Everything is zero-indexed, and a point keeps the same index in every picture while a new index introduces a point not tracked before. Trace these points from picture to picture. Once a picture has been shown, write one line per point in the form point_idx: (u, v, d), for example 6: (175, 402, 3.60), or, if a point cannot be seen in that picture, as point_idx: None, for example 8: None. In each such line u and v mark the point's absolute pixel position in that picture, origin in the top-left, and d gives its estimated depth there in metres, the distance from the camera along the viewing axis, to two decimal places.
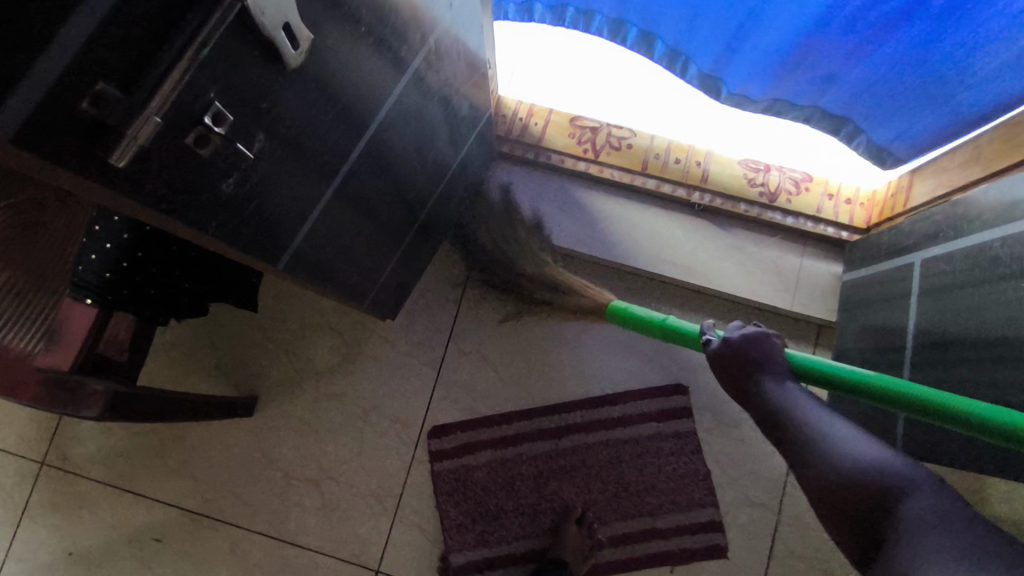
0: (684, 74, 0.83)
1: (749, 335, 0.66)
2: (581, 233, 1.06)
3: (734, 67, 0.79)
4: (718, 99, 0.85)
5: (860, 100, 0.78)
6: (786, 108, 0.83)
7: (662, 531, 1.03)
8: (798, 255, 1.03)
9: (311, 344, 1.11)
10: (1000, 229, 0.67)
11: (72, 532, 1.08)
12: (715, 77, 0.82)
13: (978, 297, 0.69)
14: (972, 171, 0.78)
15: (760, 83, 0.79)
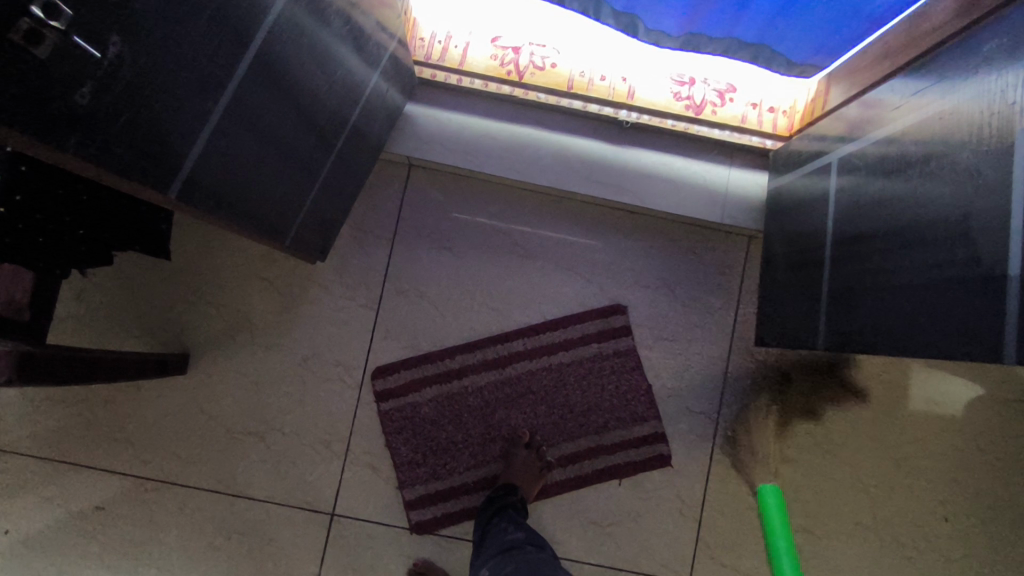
0: (598, 15, 0.81)
1: None
2: (510, 161, 1.04)
3: (648, 3, 0.77)
4: (637, 37, 0.84)
5: (774, 25, 0.77)
6: (704, 43, 0.82)
7: (609, 446, 1.06)
8: (726, 166, 1.05)
9: (241, 296, 1.07)
10: (900, 122, 0.70)
11: (6, 512, 1.03)
12: (630, 15, 0.80)
13: (887, 187, 0.71)
14: (878, 72, 0.77)
15: (675, 18, 0.79)
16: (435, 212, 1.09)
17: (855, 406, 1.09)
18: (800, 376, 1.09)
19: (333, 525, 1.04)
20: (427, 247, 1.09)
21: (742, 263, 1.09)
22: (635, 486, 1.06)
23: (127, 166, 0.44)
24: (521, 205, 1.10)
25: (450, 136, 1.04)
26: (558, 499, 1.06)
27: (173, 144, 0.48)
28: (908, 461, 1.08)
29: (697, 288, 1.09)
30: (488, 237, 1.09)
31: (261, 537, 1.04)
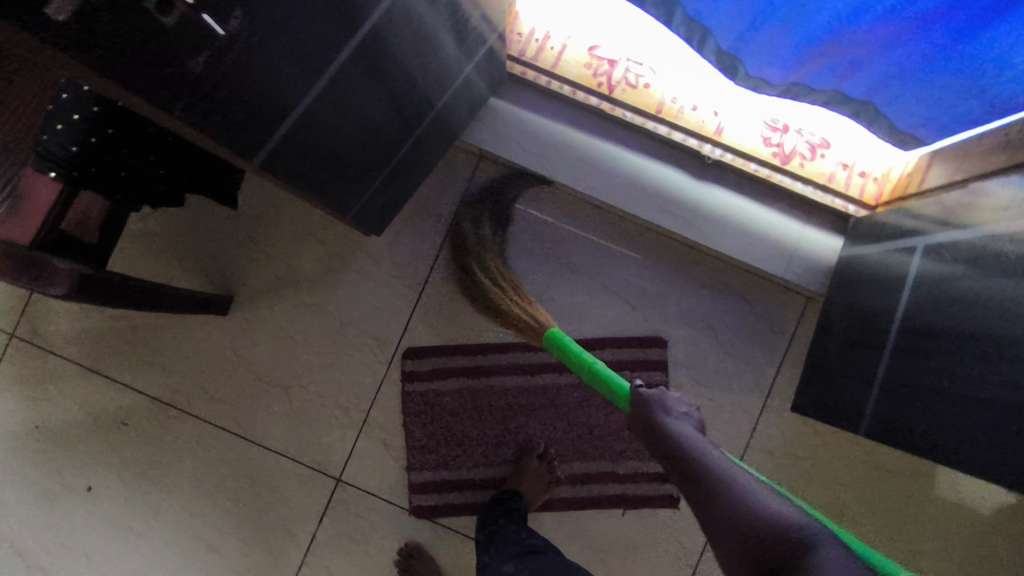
0: (701, 48, 0.75)
1: (663, 398, 0.62)
2: (582, 174, 1.02)
3: (756, 48, 0.72)
4: (732, 79, 0.78)
5: (886, 86, 0.72)
6: (803, 93, 0.77)
7: (619, 476, 1.05)
8: (801, 223, 1.01)
9: (293, 250, 1.08)
10: (1004, 224, 0.65)
11: (40, 407, 1.08)
12: (733, 56, 0.75)
13: (972, 288, 0.67)
14: (986, 165, 0.73)
15: (782, 68, 0.74)
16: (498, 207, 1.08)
17: (881, 493, 1.05)
18: (829, 449, 1.06)
19: (337, 491, 1.06)
20: (481, 240, 1.08)
21: (795, 323, 1.06)
22: (638, 521, 1.05)
23: (220, 133, 0.45)
24: (582, 218, 1.08)
25: (527, 135, 1.03)
26: (558, 515, 1.06)
27: (269, 118, 0.48)
28: (924, 562, 1.03)
29: (742, 338, 1.06)
30: (543, 242, 1.08)
31: (267, 485, 1.07)
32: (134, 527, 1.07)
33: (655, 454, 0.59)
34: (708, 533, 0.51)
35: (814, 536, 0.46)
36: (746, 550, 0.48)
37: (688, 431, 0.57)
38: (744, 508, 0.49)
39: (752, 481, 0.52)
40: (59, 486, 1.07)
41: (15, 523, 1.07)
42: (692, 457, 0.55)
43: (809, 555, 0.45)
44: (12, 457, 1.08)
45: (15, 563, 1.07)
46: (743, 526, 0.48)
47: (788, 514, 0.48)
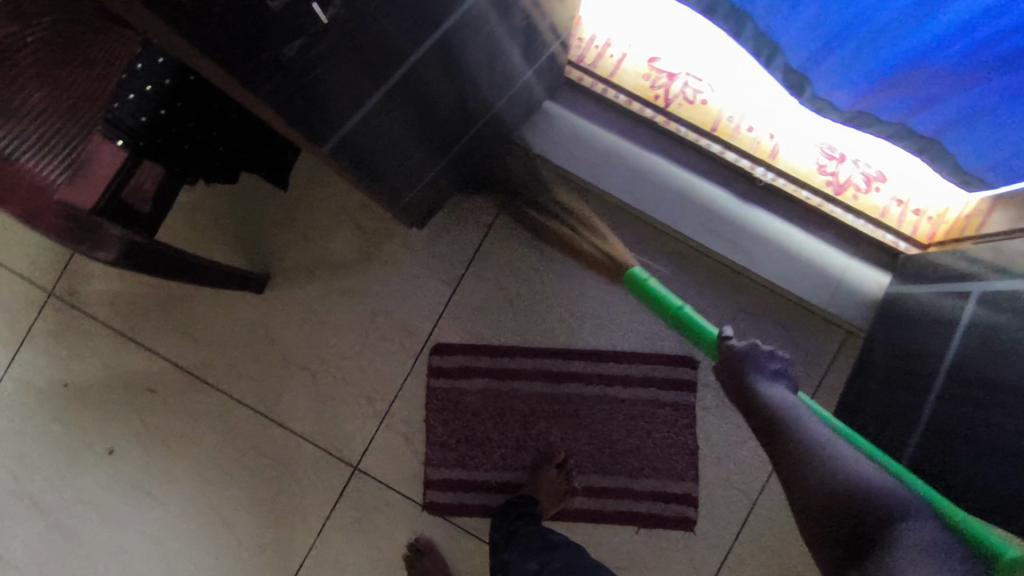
0: (767, 63, 0.71)
1: (757, 352, 0.72)
2: (629, 184, 1.01)
3: (828, 69, 0.67)
4: (796, 98, 0.74)
5: (960, 125, 0.67)
6: (868, 123, 0.73)
7: (637, 493, 1.04)
8: (848, 255, 0.99)
9: (332, 235, 1.08)
10: None
11: (71, 366, 1.09)
12: (802, 75, 0.70)
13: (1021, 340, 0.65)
14: None
15: (851, 93, 0.69)
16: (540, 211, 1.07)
17: None
18: None
19: (353, 478, 1.06)
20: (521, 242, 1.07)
21: (830, 357, 1.04)
22: (651, 540, 1.04)
23: (297, 119, 0.45)
24: (624, 229, 1.07)
25: (578, 142, 1.02)
26: (571, 526, 1.05)
27: (343, 106, 0.48)
28: None
29: None
30: (583, 250, 1.07)
31: (286, 465, 1.07)
32: (151, 493, 1.08)
33: (744, 411, 0.70)
34: (798, 497, 0.63)
35: (908, 508, 0.60)
36: (845, 518, 0.60)
37: (767, 370, 0.71)
38: (850, 485, 0.61)
39: (856, 462, 0.64)
40: (83, 445, 1.09)
41: (37, 476, 1.09)
42: (785, 424, 0.66)
43: (905, 525, 0.58)
44: (40, 412, 1.09)
45: (34, 516, 1.08)
46: (849, 494, 0.61)
47: (890, 488, 0.61)
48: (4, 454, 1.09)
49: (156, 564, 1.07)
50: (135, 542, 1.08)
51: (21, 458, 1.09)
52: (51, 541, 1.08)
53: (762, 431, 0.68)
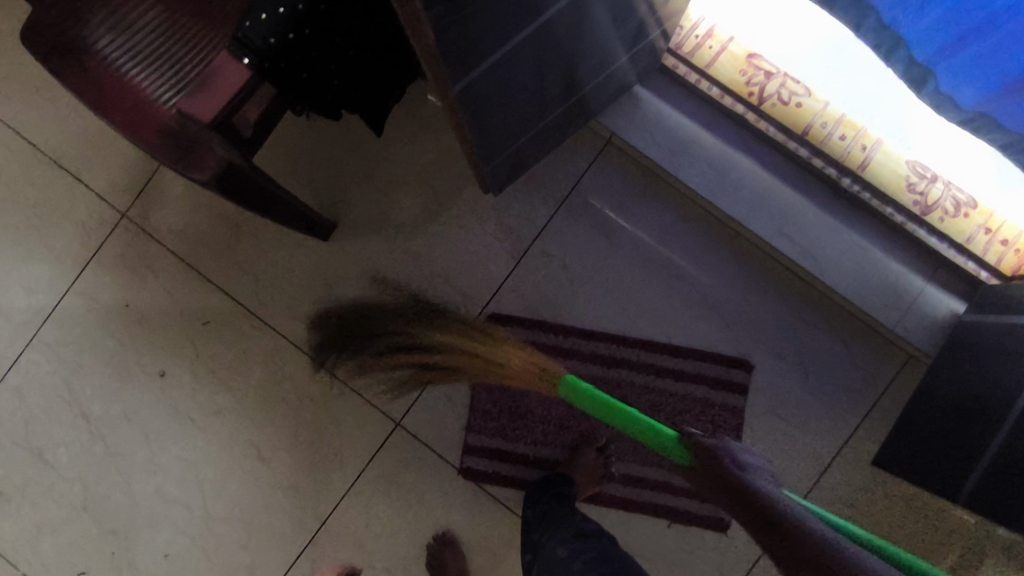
0: (886, 58, 0.69)
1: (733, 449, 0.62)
2: (710, 178, 0.99)
3: (955, 65, 0.64)
4: (915, 93, 0.71)
5: None
6: (988, 128, 0.70)
7: (674, 487, 1.04)
8: (923, 278, 0.97)
9: (404, 191, 1.09)
10: None
11: (133, 287, 1.11)
12: (926, 69, 0.67)
13: None
14: None
15: (979, 91, 0.66)
16: (614, 194, 1.06)
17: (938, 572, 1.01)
18: (894, 511, 1.02)
19: (394, 434, 1.07)
20: (590, 223, 1.06)
21: (888, 380, 1.02)
22: (682, 536, 1.04)
23: (451, 49, 0.46)
24: (695, 224, 1.05)
25: (664, 128, 1.00)
26: (605, 511, 1.05)
27: (486, 44, 0.49)
28: None
29: (832, 381, 1.03)
30: (652, 239, 1.05)
31: (330, 412, 1.08)
32: (194, 421, 1.09)
33: (744, 522, 0.47)
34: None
35: None
36: None
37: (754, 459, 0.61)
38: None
39: None
40: (135, 365, 1.10)
41: (88, 388, 1.10)
42: (799, 524, 0.44)
43: None
44: (98, 326, 1.11)
45: (79, 426, 1.10)
46: None
47: None
48: (58, 362, 1.11)
49: (191, 490, 1.09)
50: (173, 466, 1.09)
51: (74, 369, 1.10)
52: (92, 454, 1.10)
53: (771, 532, 0.44)
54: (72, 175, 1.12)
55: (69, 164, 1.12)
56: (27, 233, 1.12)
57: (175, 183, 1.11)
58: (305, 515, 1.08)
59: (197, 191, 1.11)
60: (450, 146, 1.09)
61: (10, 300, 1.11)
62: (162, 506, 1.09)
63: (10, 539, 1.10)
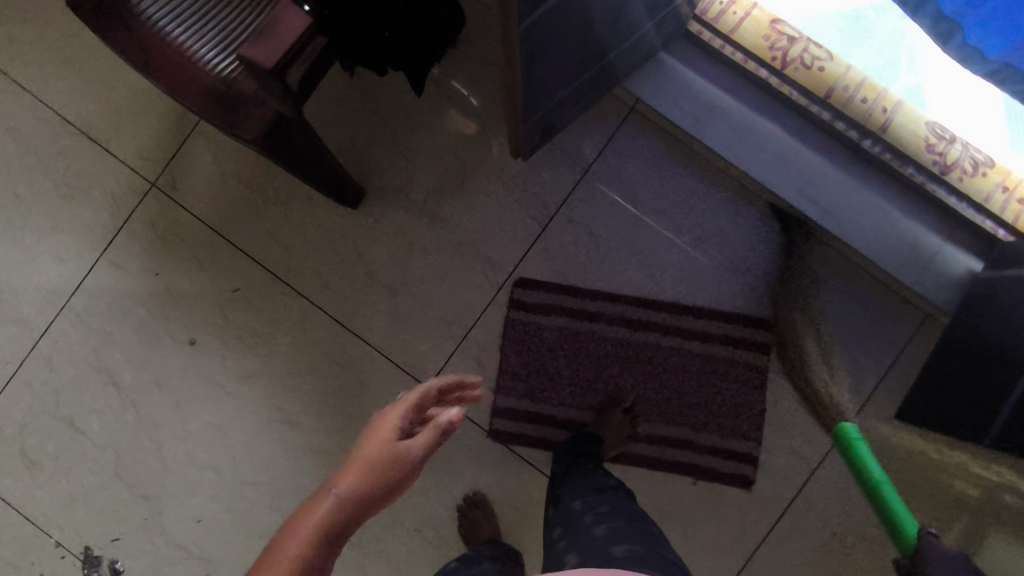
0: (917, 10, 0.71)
1: None
2: (733, 142, 1.02)
3: (983, 15, 0.66)
4: (942, 47, 0.73)
5: None
6: (1011, 79, 0.72)
7: (699, 446, 1.06)
8: (942, 237, 0.99)
9: (431, 157, 1.11)
10: None
11: (163, 255, 1.12)
12: (954, 21, 0.69)
13: None
14: None
15: (1005, 39, 0.68)
16: (639, 160, 1.08)
17: (955, 526, 1.04)
18: (914, 467, 1.05)
19: None
20: (614, 189, 1.08)
21: (907, 338, 1.05)
22: (706, 494, 1.06)
23: None
24: (717, 188, 1.07)
25: (688, 94, 1.03)
26: (630, 470, 1.07)
27: None
28: None
29: (852, 340, 1.06)
30: (676, 204, 1.08)
31: (359, 377, 1.10)
32: (224, 387, 1.11)
33: None
34: None
35: None
36: None
37: None
38: None
39: None
40: (164, 332, 1.11)
41: (118, 356, 1.12)
42: None
43: None
44: (127, 294, 1.12)
45: (110, 392, 1.11)
46: None
47: None
48: (88, 330, 1.12)
49: (221, 455, 1.10)
50: (204, 432, 1.10)
51: (104, 336, 1.12)
52: (123, 420, 1.11)
53: None
54: (99, 145, 1.13)
55: (96, 134, 1.13)
56: (57, 201, 1.13)
57: (202, 151, 1.12)
58: None
59: (224, 159, 1.12)
60: (475, 113, 1.10)
61: (41, 270, 1.13)
62: (193, 471, 1.10)
63: (43, 506, 1.11)
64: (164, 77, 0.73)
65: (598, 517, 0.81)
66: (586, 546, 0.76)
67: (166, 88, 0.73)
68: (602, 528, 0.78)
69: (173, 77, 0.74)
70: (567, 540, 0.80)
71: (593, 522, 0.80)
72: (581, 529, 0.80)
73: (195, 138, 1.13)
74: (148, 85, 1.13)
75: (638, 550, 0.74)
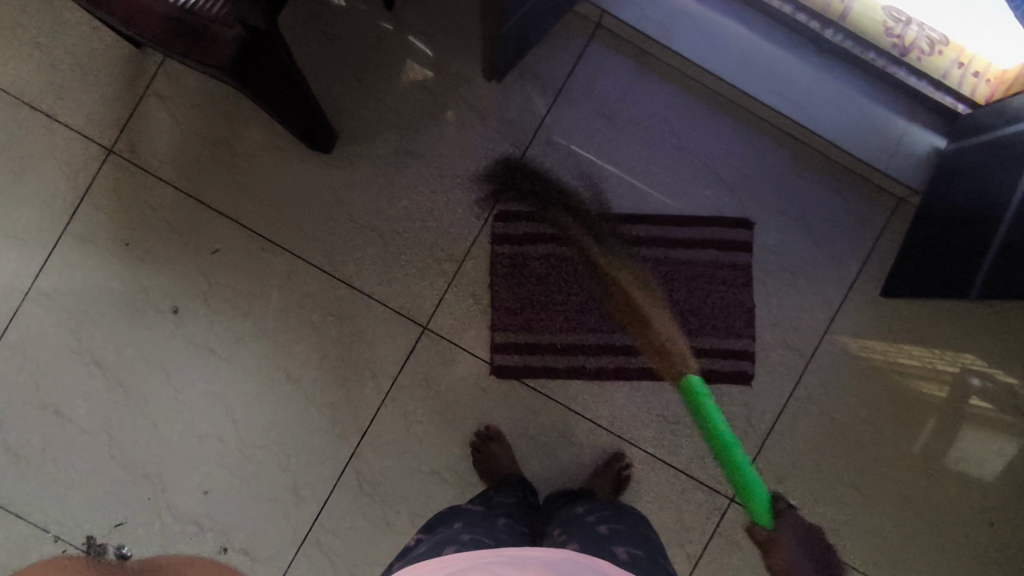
0: None
1: None
2: (700, 46, 1.03)
3: None
4: None
5: None
6: None
7: (696, 349, 1.08)
8: (907, 119, 1.04)
9: (399, 94, 1.09)
10: None
11: (132, 224, 1.07)
12: None
13: None
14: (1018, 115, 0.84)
15: None
16: (608, 77, 1.09)
17: (942, 394, 1.09)
18: (901, 347, 1.10)
19: (422, 338, 1.08)
20: (587, 109, 1.09)
21: (883, 224, 1.09)
22: (711, 395, 1.08)
23: None
24: (688, 96, 1.10)
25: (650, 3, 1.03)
26: (635, 384, 1.08)
27: None
28: (974, 462, 1.09)
29: (833, 231, 1.09)
30: (649, 117, 1.09)
31: (353, 325, 1.08)
32: (216, 352, 1.07)
33: None
34: None
35: None
36: None
37: None
38: None
39: None
40: (144, 302, 1.07)
41: (97, 334, 1.07)
42: None
43: None
44: (99, 269, 1.07)
45: (95, 373, 1.07)
46: None
47: None
48: (62, 311, 1.07)
49: (222, 422, 1.07)
50: (200, 401, 1.07)
51: (80, 315, 1.07)
52: (112, 400, 1.07)
53: None
54: (46, 116, 1.07)
55: (42, 105, 1.07)
56: (8, 178, 1.07)
57: (160, 112, 1.08)
58: (344, 430, 1.07)
59: (184, 118, 1.08)
60: (441, 45, 1.09)
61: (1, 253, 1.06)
62: (194, 443, 1.07)
63: (37, 501, 1.06)
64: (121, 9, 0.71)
65: (600, 519, 0.81)
66: (589, 539, 0.74)
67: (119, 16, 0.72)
68: (604, 527, 0.78)
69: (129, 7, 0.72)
70: (568, 533, 0.78)
71: (595, 522, 0.80)
72: (583, 526, 0.79)
73: (150, 99, 1.08)
74: (93, 49, 1.08)
75: (640, 552, 0.73)
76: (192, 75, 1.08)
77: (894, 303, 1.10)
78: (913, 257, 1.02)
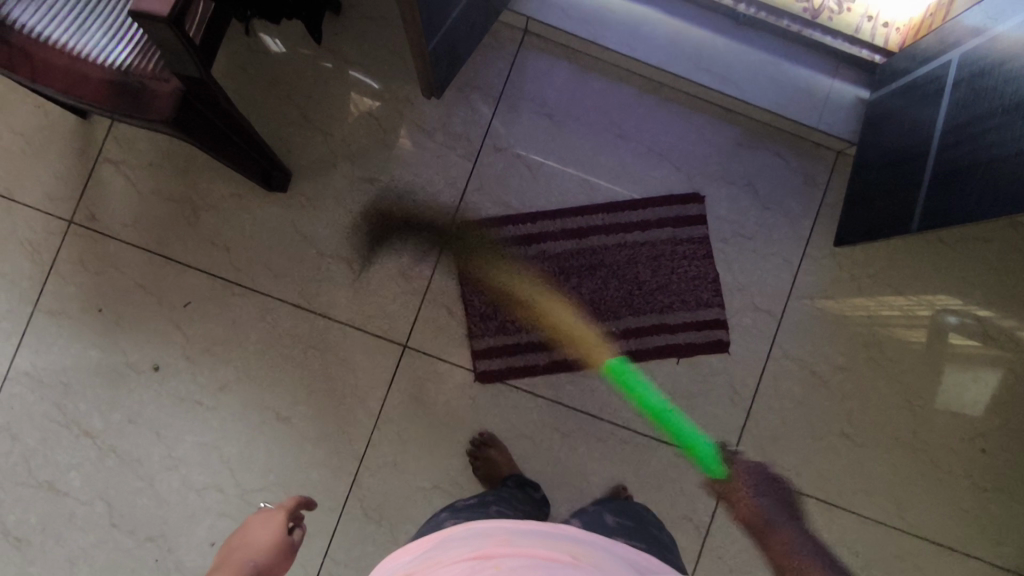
0: None
1: None
2: (626, 38, 1.09)
3: None
4: None
5: None
6: None
7: (670, 326, 1.11)
8: (830, 76, 1.09)
9: (345, 126, 1.12)
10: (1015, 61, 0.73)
11: (104, 291, 1.08)
12: None
13: (1000, 75, 0.75)
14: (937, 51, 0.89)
15: None
16: (543, 79, 1.14)
17: (913, 333, 1.13)
18: (865, 293, 1.14)
19: (404, 356, 1.09)
20: (529, 112, 1.13)
21: (827, 177, 1.14)
22: (692, 368, 1.11)
23: None
24: (623, 86, 1.14)
25: (574, 4, 1.09)
26: (618, 368, 1.10)
27: None
28: (956, 394, 1.12)
29: (782, 192, 1.13)
30: (590, 111, 1.14)
31: (335, 355, 1.09)
32: (202, 403, 1.08)
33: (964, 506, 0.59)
34: None
35: None
36: None
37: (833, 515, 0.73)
38: None
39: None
40: (126, 366, 1.08)
41: (82, 404, 1.07)
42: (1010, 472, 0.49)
43: None
44: (75, 339, 1.08)
45: (84, 443, 1.07)
46: None
47: None
48: (44, 387, 1.07)
49: (219, 471, 1.07)
50: (194, 454, 1.07)
51: (63, 389, 1.07)
52: (106, 468, 1.06)
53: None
54: (4, 198, 1.09)
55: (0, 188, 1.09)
56: None
57: (115, 178, 1.10)
58: (342, 459, 1.08)
59: (140, 179, 1.10)
60: (378, 73, 1.13)
61: None
62: (194, 496, 1.07)
63: None
64: (60, 80, 0.73)
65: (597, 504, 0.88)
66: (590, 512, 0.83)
67: (59, 88, 0.72)
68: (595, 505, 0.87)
69: (67, 78, 0.73)
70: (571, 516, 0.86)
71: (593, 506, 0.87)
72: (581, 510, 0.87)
73: (103, 166, 1.10)
74: (41, 127, 1.10)
75: (629, 523, 0.81)
76: (142, 137, 1.11)
77: (851, 252, 1.14)
78: (858, 205, 1.06)
